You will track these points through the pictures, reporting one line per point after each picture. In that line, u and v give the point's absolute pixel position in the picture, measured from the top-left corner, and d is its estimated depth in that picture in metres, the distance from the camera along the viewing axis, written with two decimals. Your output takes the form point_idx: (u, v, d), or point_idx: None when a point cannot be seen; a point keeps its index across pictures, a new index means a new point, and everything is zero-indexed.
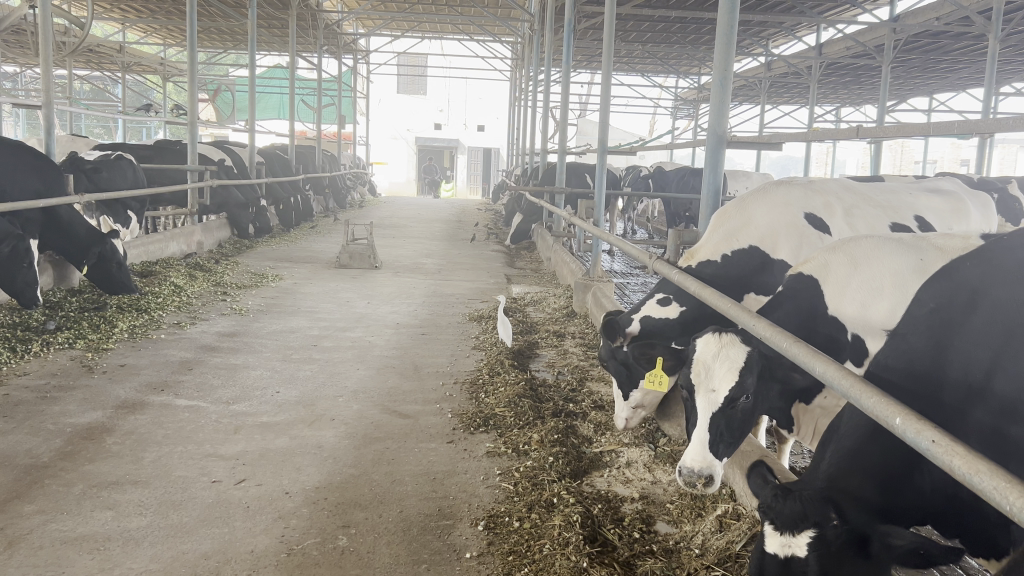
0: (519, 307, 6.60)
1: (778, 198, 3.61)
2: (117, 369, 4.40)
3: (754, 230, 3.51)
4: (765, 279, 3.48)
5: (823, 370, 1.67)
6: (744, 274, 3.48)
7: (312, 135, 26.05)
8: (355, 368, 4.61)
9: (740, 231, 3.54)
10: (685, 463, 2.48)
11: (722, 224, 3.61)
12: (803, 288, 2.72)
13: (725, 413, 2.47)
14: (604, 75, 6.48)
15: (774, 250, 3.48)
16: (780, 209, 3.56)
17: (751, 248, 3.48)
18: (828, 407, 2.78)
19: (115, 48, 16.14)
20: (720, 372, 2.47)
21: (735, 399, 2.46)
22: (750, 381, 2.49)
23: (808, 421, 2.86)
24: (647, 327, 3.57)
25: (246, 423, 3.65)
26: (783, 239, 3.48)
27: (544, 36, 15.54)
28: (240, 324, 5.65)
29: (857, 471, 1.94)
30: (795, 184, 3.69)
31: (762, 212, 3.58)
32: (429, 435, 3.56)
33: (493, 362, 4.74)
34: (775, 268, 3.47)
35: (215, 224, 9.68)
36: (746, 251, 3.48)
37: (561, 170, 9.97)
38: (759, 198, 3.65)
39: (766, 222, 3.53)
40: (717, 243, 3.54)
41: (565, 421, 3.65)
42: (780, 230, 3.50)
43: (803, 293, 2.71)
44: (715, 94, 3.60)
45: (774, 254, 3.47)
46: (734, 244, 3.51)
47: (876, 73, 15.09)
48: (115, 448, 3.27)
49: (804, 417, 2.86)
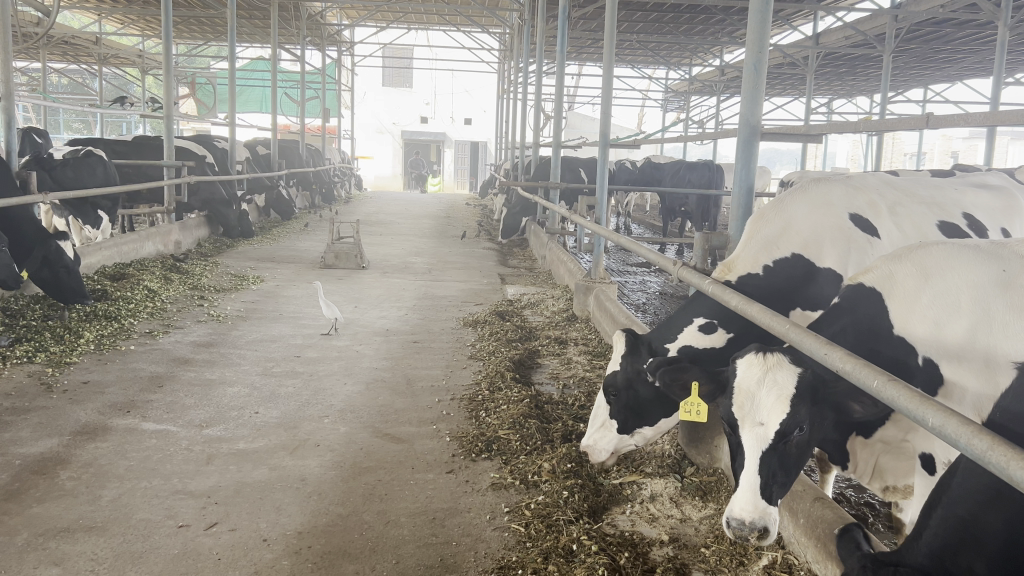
0: (516, 311, 6.22)
1: (818, 198, 3.29)
2: (80, 386, 3.99)
3: (795, 235, 3.18)
4: (811, 291, 3.14)
5: (940, 422, 1.35)
6: (789, 287, 3.13)
7: (297, 129, 25.56)
8: (342, 383, 4.21)
9: (780, 237, 3.18)
10: (734, 514, 2.13)
11: (757, 231, 3.23)
12: (859, 302, 2.40)
13: (777, 450, 2.13)
14: (607, 64, 6.06)
15: (820, 257, 3.14)
16: (822, 212, 3.25)
17: (795, 256, 3.14)
18: (892, 442, 2.41)
19: (92, 40, 15.62)
20: (768, 403, 2.14)
21: (791, 427, 2.13)
22: (804, 412, 2.15)
23: (866, 457, 2.48)
24: (684, 355, 3.14)
25: (221, 450, 3.26)
26: (828, 245, 3.16)
27: (535, 26, 15.15)
28: (218, 332, 5.24)
29: (964, 540, 1.58)
30: (833, 183, 3.37)
31: (801, 214, 3.25)
32: (426, 463, 3.18)
33: (492, 374, 4.35)
34: (820, 278, 3.14)
35: (193, 223, 9.24)
36: (790, 260, 3.13)
37: (556, 164, 9.42)
38: (797, 199, 3.31)
39: (807, 225, 3.21)
40: (755, 251, 3.16)
41: (577, 446, 3.28)
42: (823, 234, 3.18)
43: (862, 308, 2.38)
44: (748, 81, 3.21)
45: (819, 262, 3.14)
46: (777, 251, 3.15)
47: (874, 63, 14.82)
48: (70, 485, 2.87)
49: (860, 453, 2.48)
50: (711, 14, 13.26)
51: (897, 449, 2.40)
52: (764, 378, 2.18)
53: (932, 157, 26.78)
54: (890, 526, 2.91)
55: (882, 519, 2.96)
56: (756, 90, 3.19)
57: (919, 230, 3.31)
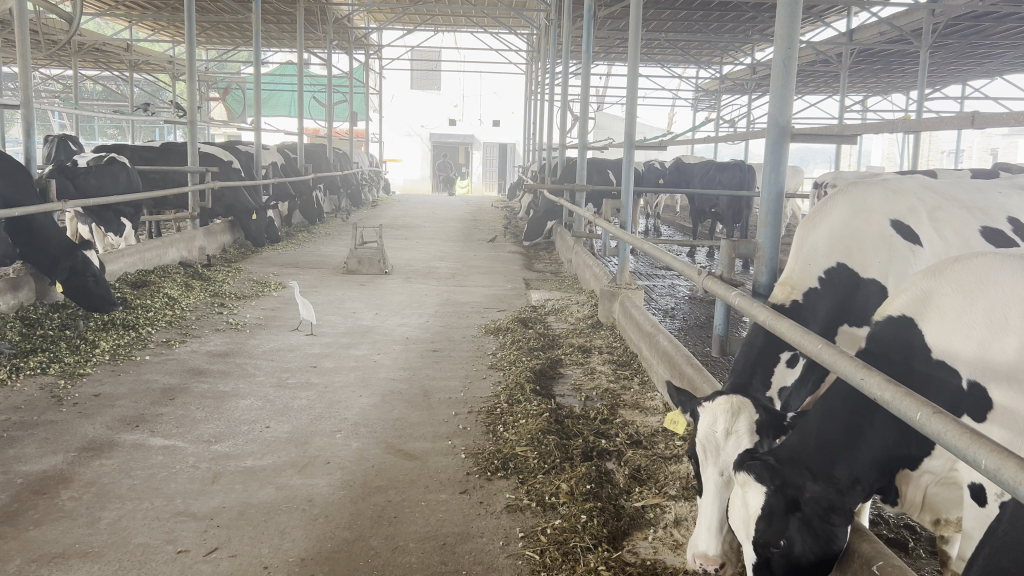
0: (539, 317, 6.07)
1: (858, 203, 3.12)
2: (91, 399, 3.91)
3: (836, 243, 3.04)
4: (857, 305, 2.99)
5: (994, 465, 1.19)
6: (838, 301, 2.98)
7: (325, 132, 25.63)
8: (357, 396, 4.09)
9: (822, 246, 3.02)
10: None
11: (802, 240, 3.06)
12: (897, 335, 2.23)
13: (767, 566, 1.98)
14: (632, 65, 5.87)
15: (863, 266, 3.00)
16: (862, 219, 3.08)
17: (839, 265, 3.00)
18: (941, 473, 2.21)
19: (123, 47, 15.75)
20: (741, 528, 2.03)
21: (770, 542, 1.97)
22: (778, 527, 1.98)
23: (914, 491, 2.26)
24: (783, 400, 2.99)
25: (228, 468, 3.15)
26: (872, 254, 3.00)
27: (562, 26, 14.98)
28: (235, 342, 5.15)
29: None
30: (872, 185, 3.20)
31: (842, 221, 3.09)
32: (439, 483, 3.05)
33: (512, 387, 4.19)
34: (865, 289, 2.99)
35: (218, 228, 9.21)
36: (835, 270, 2.99)
37: (583, 166, 9.22)
38: (838, 204, 3.13)
39: (846, 232, 3.06)
40: (805, 262, 3.00)
41: (597, 465, 3.12)
42: (864, 242, 3.03)
43: (895, 341, 2.22)
44: (776, 79, 2.96)
45: (862, 271, 3.00)
46: (822, 261, 3.01)
47: (910, 60, 14.47)
48: (69, 506, 2.77)
49: (909, 488, 2.27)
50: (742, 11, 13.02)
51: (948, 480, 2.20)
52: (739, 495, 2.04)
53: (971, 155, 26.22)
54: (933, 552, 2.73)
55: (923, 544, 2.78)
56: (786, 89, 2.95)
57: (963, 234, 3.13)
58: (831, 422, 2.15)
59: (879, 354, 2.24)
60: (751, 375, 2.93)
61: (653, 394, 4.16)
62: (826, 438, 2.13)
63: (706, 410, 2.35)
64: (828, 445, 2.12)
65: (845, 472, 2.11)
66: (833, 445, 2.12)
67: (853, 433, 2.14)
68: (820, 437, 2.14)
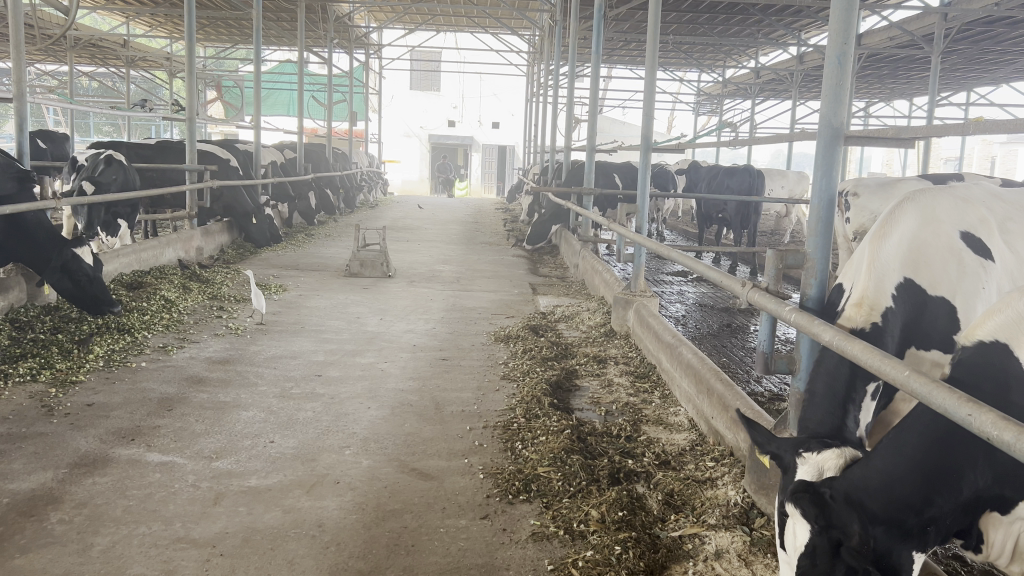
0: (550, 325, 5.85)
1: (925, 213, 2.93)
2: (83, 409, 3.68)
3: (906, 257, 2.80)
4: (926, 325, 2.76)
5: None
6: (909, 321, 2.74)
7: (323, 132, 25.43)
8: (365, 408, 3.87)
9: (889, 260, 2.79)
10: None
11: (873, 256, 2.80)
12: (989, 362, 2.08)
13: None
14: (650, 65, 5.64)
15: (932, 283, 2.78)
16: (932, 230, 2.88)
17: (906, 280, 2.76)
18: None
19: (120, 42, 15.49)
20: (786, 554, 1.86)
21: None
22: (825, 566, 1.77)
23: (997, 535, 2.11)
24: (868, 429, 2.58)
25: (230, 488, 2.93)
26: (941, 270, 2.80)
27: (566, 26, 14.76)
28: (236, 348, 4.93)
29: None
30: (938, 194, 3.02)
31: (910, 232, 2.87)
32: (459, 505, 2.84)
33: (528, 400, 3.99)
34: (932, 308, 2.78)
35: (216, 229, 8.97)
36: (903, 285, 2.75)
37: (590, 168, 8.93)
38: (903, 216, 2.93)
39: (914, 243, 2.85)
40: (877, 279, 2.72)
41: (627, 490, 2.92)
42: (932, 257, 2.82)
43: (987, 370, 2.07)
44: (831, 76, 2.77)
45: (931, 288, 2.78)
46: (894, 276, 2.75)
47: (917, 65, 14.36)
48: (59, 530, 2.55)
49: (994, 532, 2.11)
50: (751, 14, 12.85)
51: None
52: (788, 527, 1.85)
53: (972, 162, 26.12)
54: None
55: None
56: (840, 88, 2.76)
57: None
58: (899, 460, 1.94)
59: (970, 380, 2.08)
60: (843, 418, 2.38)
61: (676, 408, 3.95)
62: (898, 478, 1.91)
63: (808, 464, 1.99)
64: (896, 485, 1.89)
65: (915, 518, 1.90)
66: (908, 489, 1.91)
67: (937, 477, 1.94)
68: (889, 477, 1.91)
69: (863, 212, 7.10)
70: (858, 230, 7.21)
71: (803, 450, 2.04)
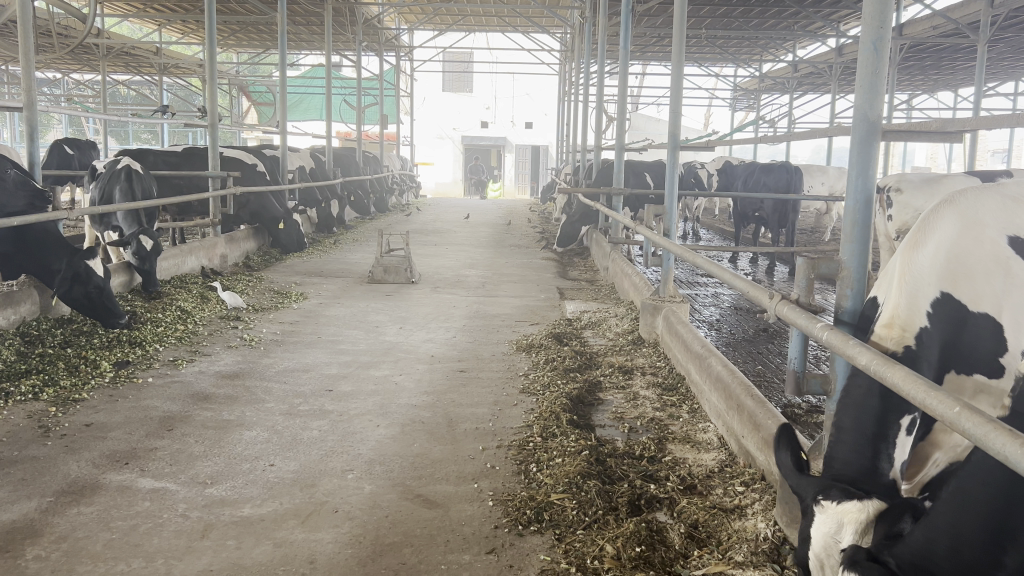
0: (574, 332, 5.62)
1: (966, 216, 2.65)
2: (81, 430, 3.54)
3: (943, 267, 2.51)
4: (963, 343, 2.53)
5: None
6: (946, 340, 2.51)
7: (355, 134, 25.37)
8: (374, 426, 3.67)
9: (928, 269, 2.52)
10: None
11: (907, 267, 2.55)
12: None
13: None
14: (677, 58, 5.36)
15: (973, 298, 2.51)
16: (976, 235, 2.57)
17: (943, 295, 2.49)
18: None
19: (153, 50, 15.51)
20: None
21: None
22: None
23: None
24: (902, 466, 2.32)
25: (221, 519, 2.74)
26: (985, 281, 2.51)
27: (598, 23, 14.48)
28: (248, 361, 4.77)
29: None
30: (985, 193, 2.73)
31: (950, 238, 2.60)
32: (463, 538, 2.62)
33: (546, 416, 3.76)
34: (972, 324, 2.52)
35: (241, 236, 8.87)
36: (940, 301, 2.48)
37: (619, 167, 8.61)
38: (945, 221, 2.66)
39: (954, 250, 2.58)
40: (909, 295, 2.48)
41: (647, 522, 2.67)
42: (974, 268, 2.52)
43: None
44: (866, 65, 2.52)
45: (972, 304, 2.51)
46: (930, 290, 2.49)
47: (963, 54, 13.82)
48: (33, 568, 2.39)
49: None
50: (789, 6, 12.43)
51: None
52: None
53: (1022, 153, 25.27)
54: None
55: None
56: (877, 77, 2.51)
57: None
58: (962, 517, 1.69)
59: None
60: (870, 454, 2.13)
61: (704, 424, 3.68)
62: (963, 536, 1.68)
63: (829, 516, 1.85)
64: (966, 548, 1.67)
65: None
66: (974, 551, 1.67)
67: (1004, 531, 1.67)
68: (954, 536, 1.68)
69: (907, 209, 6.73)
70: (900, 228, 6.82)
71: (823, 497, 1.90)
